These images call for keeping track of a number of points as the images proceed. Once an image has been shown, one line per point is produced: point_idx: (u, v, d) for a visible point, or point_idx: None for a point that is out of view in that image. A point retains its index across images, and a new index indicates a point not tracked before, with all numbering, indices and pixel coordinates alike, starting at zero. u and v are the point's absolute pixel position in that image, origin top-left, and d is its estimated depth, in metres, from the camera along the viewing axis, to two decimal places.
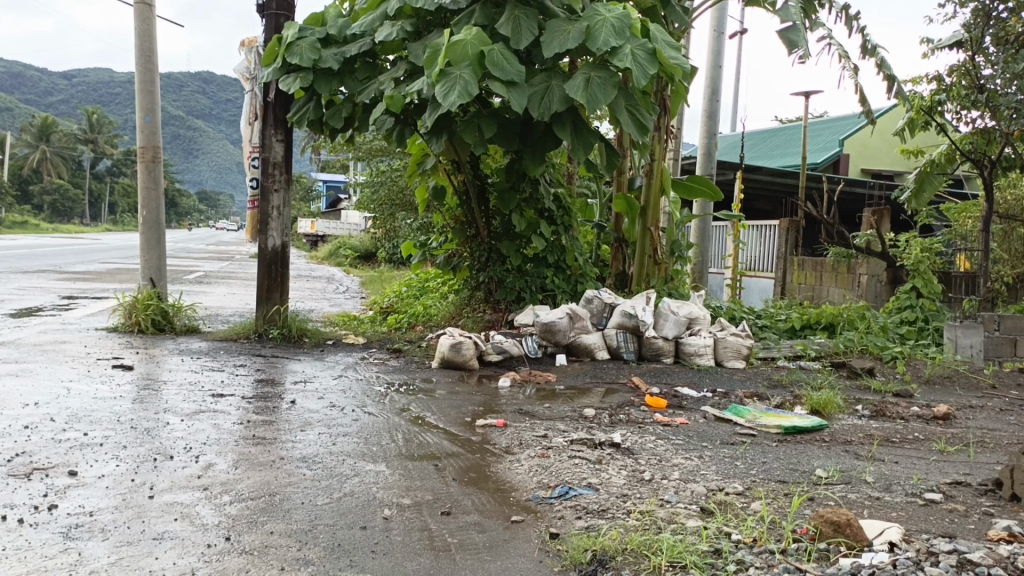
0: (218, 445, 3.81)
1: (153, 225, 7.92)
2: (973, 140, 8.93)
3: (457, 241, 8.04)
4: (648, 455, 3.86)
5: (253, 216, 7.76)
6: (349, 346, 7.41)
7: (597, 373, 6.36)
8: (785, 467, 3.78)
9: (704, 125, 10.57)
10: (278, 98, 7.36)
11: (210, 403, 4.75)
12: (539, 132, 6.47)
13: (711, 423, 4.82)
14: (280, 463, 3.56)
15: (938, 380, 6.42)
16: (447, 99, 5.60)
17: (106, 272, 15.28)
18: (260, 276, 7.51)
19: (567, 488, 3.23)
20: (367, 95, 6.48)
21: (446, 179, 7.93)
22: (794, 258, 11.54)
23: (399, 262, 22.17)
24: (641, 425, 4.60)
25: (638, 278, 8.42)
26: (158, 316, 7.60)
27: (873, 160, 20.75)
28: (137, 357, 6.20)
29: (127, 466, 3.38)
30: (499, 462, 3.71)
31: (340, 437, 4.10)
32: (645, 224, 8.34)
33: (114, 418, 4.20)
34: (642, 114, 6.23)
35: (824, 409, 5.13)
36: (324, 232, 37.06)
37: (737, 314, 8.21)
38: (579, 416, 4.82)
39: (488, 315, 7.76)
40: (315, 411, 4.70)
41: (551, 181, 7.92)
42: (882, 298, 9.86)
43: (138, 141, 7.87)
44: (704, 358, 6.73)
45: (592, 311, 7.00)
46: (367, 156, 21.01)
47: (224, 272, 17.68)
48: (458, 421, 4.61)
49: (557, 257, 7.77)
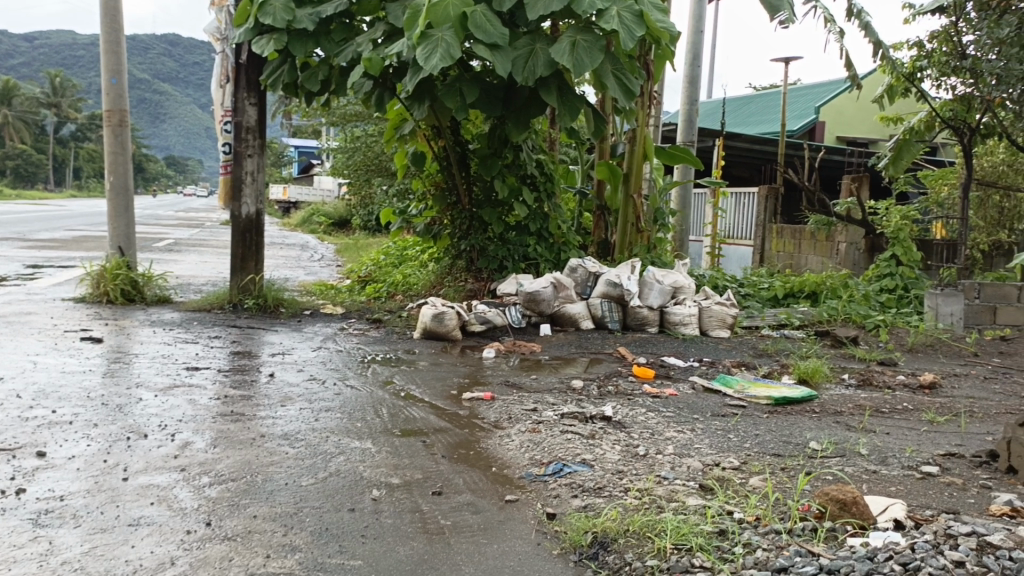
0: (194, 422, 3.66)
1: (121, 191, 7.66)
2: (953, 107, 8.87)
3: (437, 209, 7.86)
4: (640, 428, 3.78)
5: (226, 182, 7.53)
6: (327, 316, 7.25)
7: (581, 343, 6.27)
8: (779, 440, 3.72)
9: (684, 91, 10.41)
10: (250, 60, 7.10)
11: (185, 377, 4.59)
12: (524, 96, 6.29)
13: (700, 393, 4.75)
14: (260, 441, 3.42)
15: (921, 348, 6.40)
16: (429, 61, 5.41)
17: (74, 239, 14.93)
18: (234, 245, 7.31)
19: (561, 465, 3.13)
20: (345, 58, 6.26)
21: (425, 145, 7.79)
22: (773, 226, 11.48)
23: (375, 229, 21.92)
24: (630, 397, 4.52)
25: (620, 246, 8.35)
26: (128, 287, 7.38)
27: (850, 127, 20.76)
28: (107, 329, 6.00)
29: (98, 446, 3.23)
30: (489, 438, 3.61)
31: (322, 412, 3.97)
32: (628, 192, 8.25)
33: (85, 394, 4.03)
34: (629, 78, 6.07)
35: (811, 378, 5.08)
36: (297, 198, 36.56)
37: (721, 283, 8.14)
38: (567, 388, 4.73)
39: (470, 285, 7.63)
40: (295, 385, 4.56)
41: (534, 147, 7.75)
42: (859, 266, 9.87)
43: (104, 104, 7.58)
44: (689, 327, 6.66)
45: (576, 280, 6.89)
46: (342, 121, 20.65)
47: (197, 240, 17.37)
48: (444, 394, 4.50)
49: (540, 225, 7.63)
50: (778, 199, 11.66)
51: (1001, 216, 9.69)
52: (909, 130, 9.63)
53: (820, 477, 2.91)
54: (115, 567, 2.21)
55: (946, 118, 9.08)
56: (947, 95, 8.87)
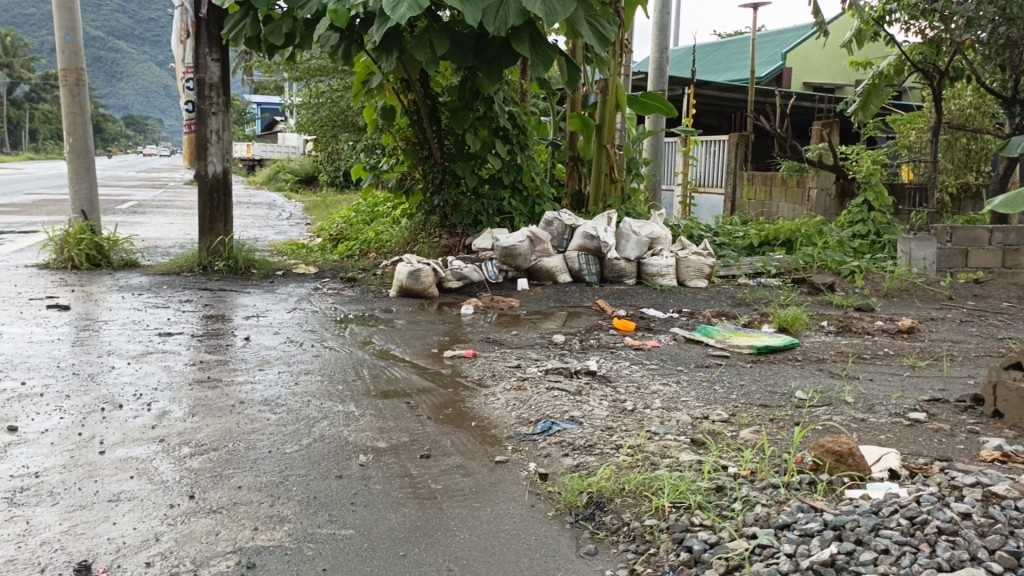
0: (170, 390, 3.56)
1: (81, 152, 7.39)
2: (923, 50, 8.80)
3: (408, 163, 7.70)
4: (625, 383, 3.74)
5: (190, 140, 7.30)
6: (300, 276, 7.11)
7: (560, 297, 6.21)
8: (764, 390, 3.71)
9: (654, 39, 10.23)
10: (210, 14, 6.83)
11: (158, 343, 4.47)
12: (495, 46, 6.11)
13: (682, 345, 4.74)
14: (240, 408, 3.33)
15: (896, 293, 6.43)
16: (397, 11, 5.22)
17: (31, 203, 14.51)
18: (201, 206, 7.12)
19: (550, 423, 3.09)
20: (309, 10, 6.02)
21: (395, 99, 7.58)
22: (744, 174, 11.44)
23: (343, 185, 21.58)
24: (612, 350, 4.49)
25: (594, 198, 8.28)
26: (93, 251, 7.18)
27: (817, 73, 20.76)
28: (73, 296, 5.83)
29: (72, 418, 3.12)
30: (474, 397, 3.55)
31: (302, 376, 3.88)
32: (601, 142, 8.14)
33: (54, 365, 3.90)
34: (604, 26, 5.94)
35: (791, 326, 5.08)
36: (261, 155, 35.89)
37: (697, 233, 8.09)
38: (549, 343, 4.68)
39: (444, 241, 7.52)
40: (272, 348, 4.45)
41: (505, 98, 7.58)
42: (831, 212, 9.81)
43: (58, 62, 7.27)
44: (667, 278, 6.63)
45: (552, 233, 6.80)
46: (305, 75, 20.16)
47: (161, 200, 16.99)
48: (424, 352, 4.43)
49: (514, 177, 7.52)
50: (748, 147, 11.60)
51: (968, 159, 9.72)
52: (880, 75, 9.51)
53: (814, 428, 2.89)
54: (98, 546, 2.14)
55: (917, 62, 9.04)
56: (917, 39, 8.82)
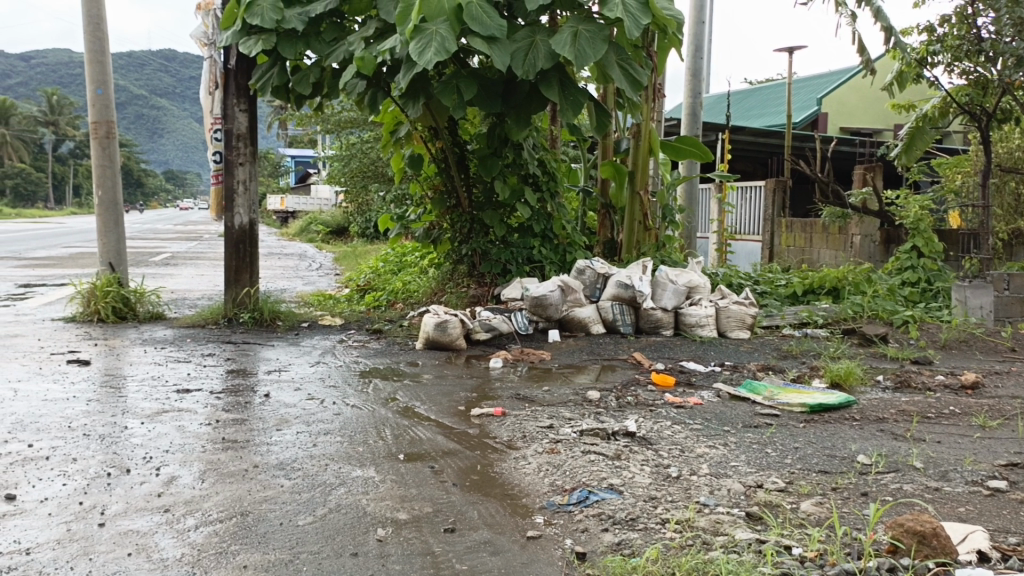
0: (181, 453, 3.33)
1: (110, 204, 7.33)
2: (968, 92, 8.52)
3: (436, 212, 7.53)
4: (668, 445, 3.45)
5: (217, 191, 7.20)
6: (326, 328, 6.93)
7: (594, 350, 5.94)
8: (822, 454, 3.41)
9: (688, 85, 10.06)
10: (239, 64, 6.77)
11: (174, 401, 4.27)
12: (524, 91, 5.96)
13: (726, 402, 4.43)
14: (253, 473, 3.09)
15: (954, 345, 6.08)
16: (423, 56, 5.09)
17: (66, 256, 14.65)
18: (227, 257, 6.99)
19: (586, 492, 2.81)
20: (336, 58, 5.94)
21: (423, 147, 7.44)
22: (782, 221, 11.15)
23: (372, 236, 21.60)
24: (652, 408, 4.20)
25: (627, 246, 8.04)
26: (119, 304, 7.06)
27: (853, 118, 20.59)
28: (95, 350, 5.67)
29: (74, 485, 2.89)
30: (503, 461, 3.27)
31: (321, 436, 3.64)
32: (634, 189, 7.92)
33: (64, 425, 3.69)
34: (635, 69, 5.75)
35: (844, 381, 4.76)
36: (294, 208, 36.32)
37: (736, 281, 7.77)
38: (583, 400, 4.39)
39: (473, 290, 7.32)
40: (292, 406, 4.22)
41: (535, 145, 7.40)
42: (876, 258, 9.50)
43: (89, 115, 7.24)
44: (706, 329, 6.34)
45: (585, 282, 6.55)
46: (337, 128, 20.31)
47: (193, 253, 17.11)
48: (451, 410, 4.17)
49: (544, 226, 7.32)
50: (786, 193, 11.31)
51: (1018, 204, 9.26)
52: (924, 117, 9.18)
53: (890, 504, 2.59)
54: None
55: (962, 103, 8.75)
56: (961, 81, 8.57)
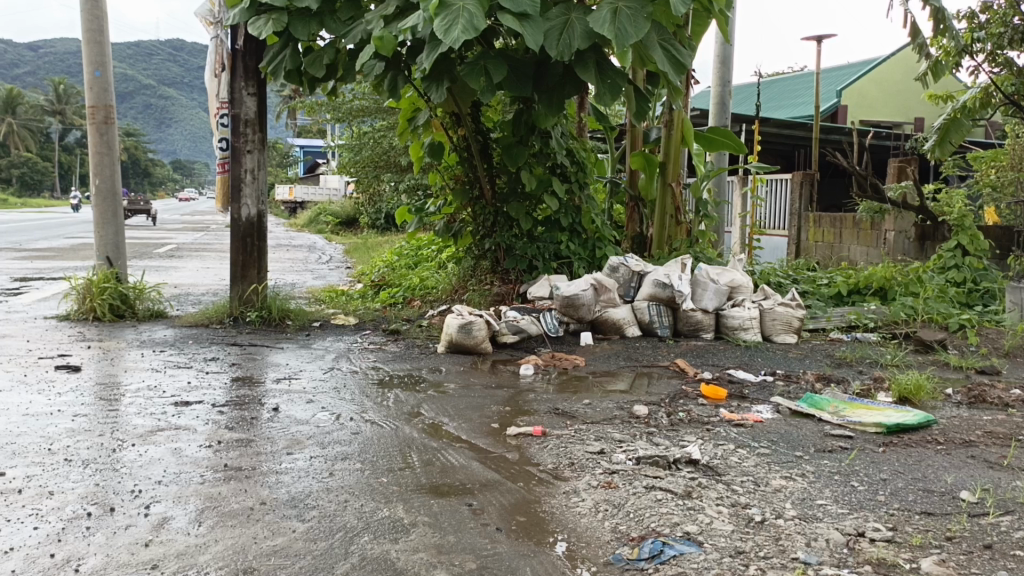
0: (176, 485, 2.87)
1: (108, 194, 6.89)
2: (1015, 81, 7.98)
3: (457, 204, 7.08)
4: (740, 476, 2.99)
5: (222, 181, 6.73)
6: (339, 328, 6.48)
7: (630, 355, 5.48)
8: (917, 489, 2.95)
9: (716, 72, 9.52)
10: (247, 45, 6.31)
11: (173, 416, 3.82)
12: (558, 73, 5.51)
13: (790, 419, 3.96)
14: (261, 513, 2.63)
15: (1019, 353, 5.60)
16: (449, 35, 4.61)
17: (71, 248, 14.23)
18: (234, 252, 6.55)
19: (659, 544, 2.36)
20: (352, 38, 5.48)
21: (443, 135, 6.98)
22: (809, 215, 10.62)
23: (383, 228, 21.24)
24: (709, 428, 3.73)
25: (659, 241, 7.61)
26: (117, 301, 6.62)
27: (873, 111, 20.24)
28: (89, 354, 5.23)
29: (47, 530, 2.45)
30: (552, 496, 2.81)
31: (339, 462, 3.18)
32: (665, 181, 7.53)
33: (43, 448, 3.24)
34: (679, 50, 5.28)
35: (914, 396, 4.29)
36: (303, 198, 35.97)
37: (774, 279, 7.27)
38: (630, 416, 3.92)
39: (496, 288, 6.86)
40: (305, 423, 3.76)
41: (563, 132, 6.93)
42: (910, 256, 9.04)
43: (87, 99, 6.81)
44: (750, 333, 5.86)
45: (618, 281, 6.10)
46: (348, 116, 19.70)
47: (200, 243, 16.67)
48: (484, 428, 3.72)
49: (572, 219, 6.85)
50: (814, 186, 10.78)
51: None
52: (962, 108, 8.53)
53: None
54: None
55: (1009, 92, 8.17)
56: (1006, 69, 8.03)
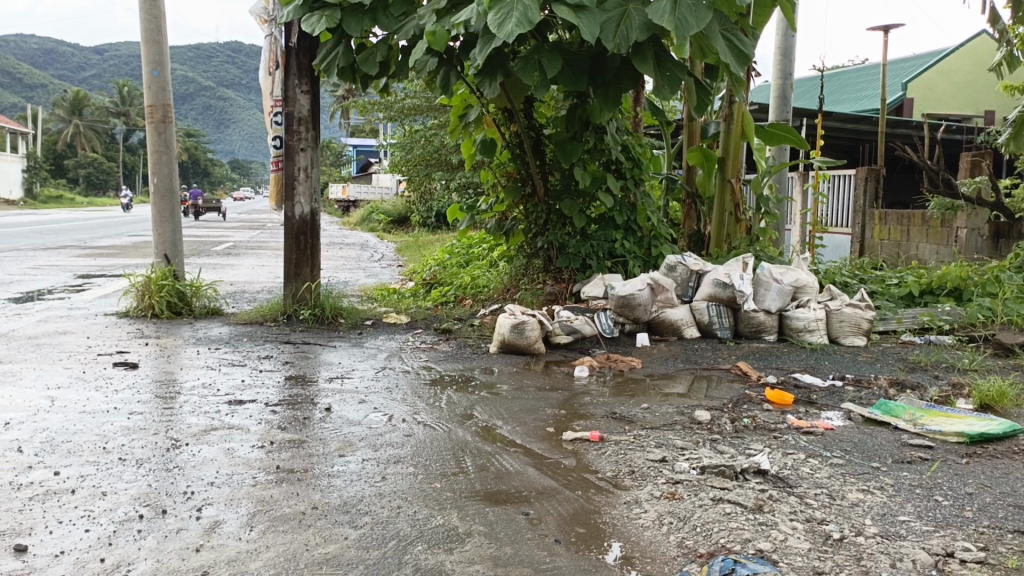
0: (228, 487, 2.81)
1: (166, 193, 6.95)
2: None
3: (509, 201, 6.96)
4: (813, 489, 2.82)
5: (276, 179, 6.73)
6: (391, 327, 6.42)
7: (689, 357, 5.30)
8: (1008, 506, 2.74)
9: (777, 65, 9.22)
10: (301, 42, 6.28)
11: (226, 415, 3.77)
12: (615, 65, 5.34)
13: (862, 427, 3.75)
14: (312, 519, 2.55)
15: None
16: (504, 28, 4.49)
17: (128, 246, 14.47)
18: (287, 250, 6.54)
19: (731, 561, 2.21)
20: (405, 34, 5.40)
21: (495, 132, 6.86)
22: (874, 212, 10.25)
23: (435, 226, 21.27)
24: (777, 435, 3.55)
25: (717, 239, 7.38)
26: (174, 298, 6.66)
27: (939, 104, 19.59)
28: (146, 351, 5.25)
29: (98, 533, 2.40)
30: (612, 506, 2.68)
31: (392, 466, 3.09)
32: (724, 177, 7.29)
33: (98, 447, 3.22)
34: (742, 40, 5.08)
35: (997, 404, 4.04)
36: (356, 197, 36.29)
37: (840, 279, 6.99)
38: (692, 422, 3.76)
39: (549, 287, 6.71)
40: (358, 424, 3.69)
41: (619, 127, 6.76)
42: (983, 254, 8.71)
43: (145, 98, 6.87)
44: (816, 334, 5.63)
45: (676, 280, 5.91)
46: (400, 115, 19.73)
47: (255, 242, 16.83)
48: (538, 433, 3.60)
49: (627, 217, 6.68)
50: (878, 182, 10.38)
51: None
52: None
53: None
54: None
55: None
56: None
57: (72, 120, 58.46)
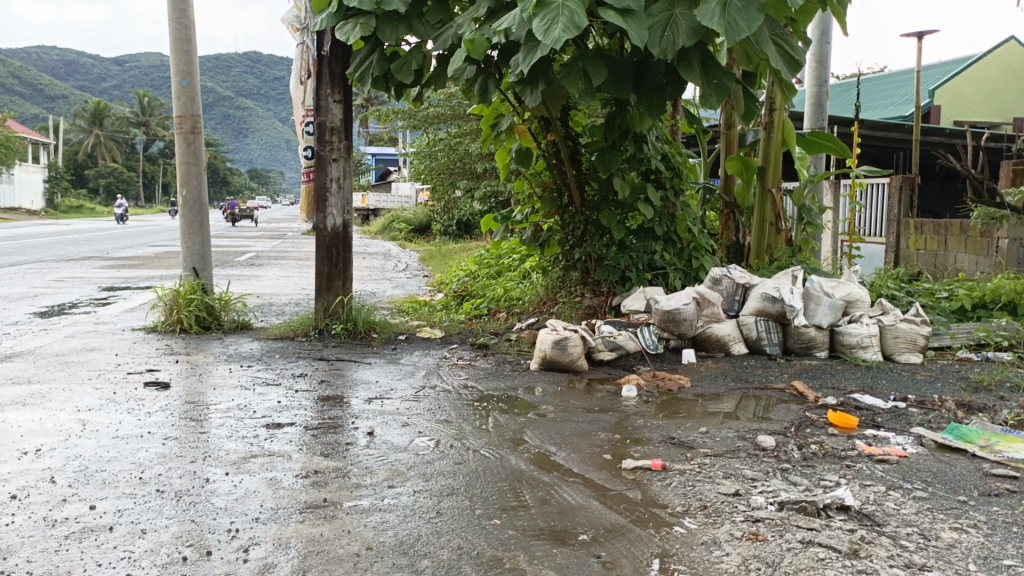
0: (274, 524, 2.64)
1: (195, 205, 6.82)
2: None
3: (545, 212, 6.77)
4: (904, 528, 2.62)
5: (307, 190, 6.58)
6: (426, 341, 6.25)
7: (740, 375, 5.09)
8: None
9: (813, 71, 8.96)
10: (333, 51, 6.13)
11: (264, 441, 3.60)
12: (660, 72, 5.16)
13: (938, 454, 3.53)
14: (368, 561, 2.37)
15: None
16: (550, 34, 4.31)
17: (152, 257, 14.35)
18: (319, 263, 6.38)
19: None
20: (443, 41, 5.24)
21: (531, 141, 6.68)
22: (910, 222, 9.98)
23: (457, 235, 21.12)
24: (850, 464, 3.34)
25: (757, 250, 7.15)
26: (203, 313, 6.52)
27: (967, 112, 19.29)
28: (176, 368, 5.10)
29: None
30: (691, 548, 2.48)
31: (446, 498, 2.91)
32: (764, 186, 7.07)
33: (134, 477, 3.05)
34: (793, 45, 4.87)
35: None
36: (376, 205, 36.25)
37: (887, 292, 6.76)
38: (757, 448, 3.55)
39: (588, 301, 6.50)
40: (404, 450, 3.51)
41: (658, 136, 6.57)
42: None
43: (174, 109, 6.74)
44: (869, 351, 5.40)
45: (721, 294, 5.72)
46: (423, 124, 19.57)
47: (277, 252, 16.70)
48: (596, 460, 3.41)
49: (667, 228, 6.47)
50: (915, 191, 10.13)
51: None
52: None
53: None
54: None
55: None
56: None
57: (93, 130, 58.84)
